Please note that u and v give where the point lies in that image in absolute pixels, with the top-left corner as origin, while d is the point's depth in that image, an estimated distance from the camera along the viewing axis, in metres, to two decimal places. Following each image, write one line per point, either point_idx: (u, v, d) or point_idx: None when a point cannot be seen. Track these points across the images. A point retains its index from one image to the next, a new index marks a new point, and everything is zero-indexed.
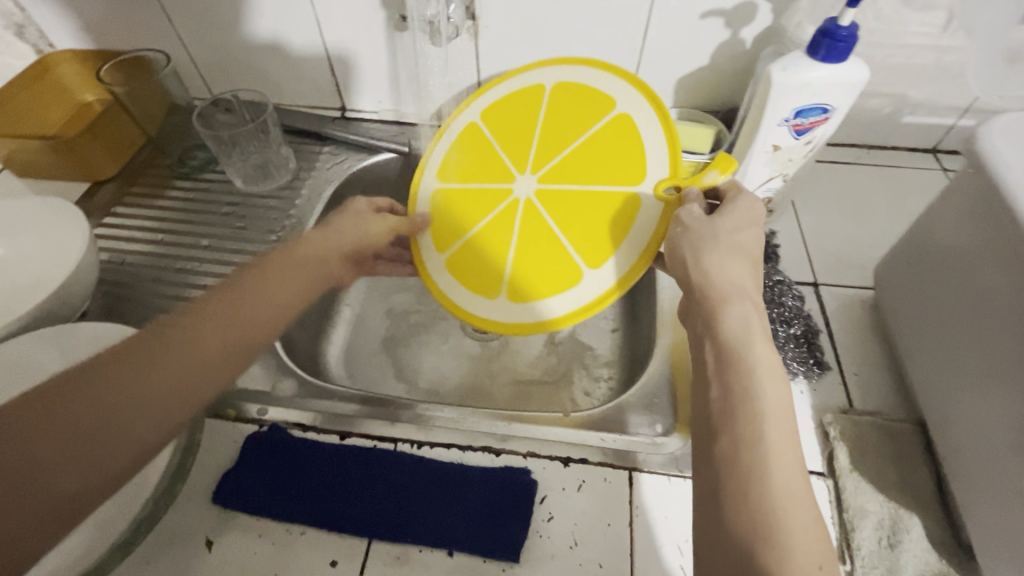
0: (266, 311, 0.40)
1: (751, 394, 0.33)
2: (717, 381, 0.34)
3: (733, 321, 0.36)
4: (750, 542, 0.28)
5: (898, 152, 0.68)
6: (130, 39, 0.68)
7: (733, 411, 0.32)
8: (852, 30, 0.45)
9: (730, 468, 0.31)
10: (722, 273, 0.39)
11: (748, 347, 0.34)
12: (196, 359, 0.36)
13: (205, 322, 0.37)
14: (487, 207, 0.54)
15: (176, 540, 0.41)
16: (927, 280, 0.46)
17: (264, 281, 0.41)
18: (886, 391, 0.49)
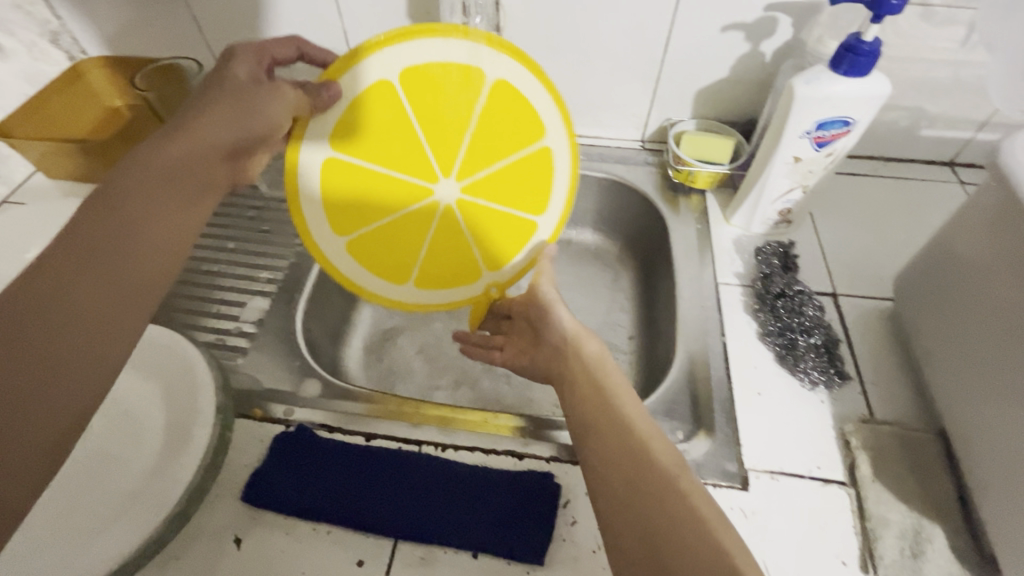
0: (157, 243, 0.35)
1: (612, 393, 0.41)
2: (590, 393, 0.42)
3: (577, 353, 0.46)
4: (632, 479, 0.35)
5: (915, 164, 0.68)
6: (161, 47, 0.70)
7: (602, 407, 0.40)
8: (875, 46, 0.46)
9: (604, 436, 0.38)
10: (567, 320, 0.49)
11: (602, 367, 0.44)
12: (81, 321, 0.31)
13: (78, 275, 0.31)
14: (393, 165, 0.50)
15: (206, 536, 0.41)
16: (948, 292, 0.46)
17: (134, 208, 0.34)
18: (906, 401, 0.49)
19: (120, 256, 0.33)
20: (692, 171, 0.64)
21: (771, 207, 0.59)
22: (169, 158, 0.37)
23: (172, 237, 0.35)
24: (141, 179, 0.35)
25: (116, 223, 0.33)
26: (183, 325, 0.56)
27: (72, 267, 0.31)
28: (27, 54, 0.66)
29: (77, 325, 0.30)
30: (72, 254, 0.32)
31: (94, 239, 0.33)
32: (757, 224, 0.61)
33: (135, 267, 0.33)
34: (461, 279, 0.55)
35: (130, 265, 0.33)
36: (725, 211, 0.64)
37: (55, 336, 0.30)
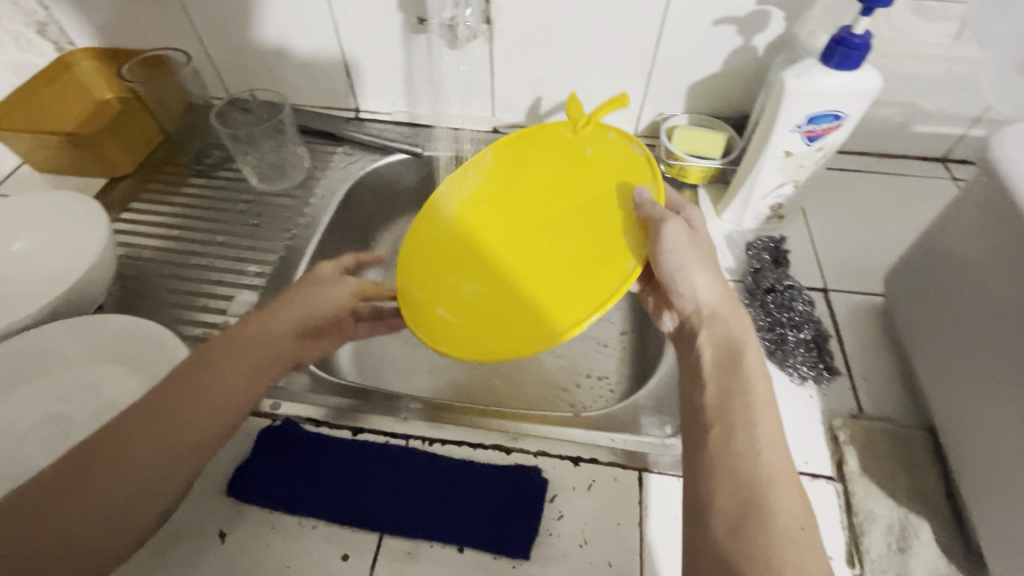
0: (212, 402, 0.38)
1: (741, 390, 0.37)
2: (714, 380, 0.38)
3: (715, 335, 0.41)
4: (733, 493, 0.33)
5: (908, 160, 0.68)
6: (150, 38, 0.69)
7: (726, 407, 0.36)
8: (867, 38, 0.45)
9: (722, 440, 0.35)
10: (708, 292, 0.43)
11: (739, 352, 0.39)
12: (141, 473, 0.34)
13: (152, 431, 0.36)
14: (480, 234, 0.54)
15: (191, 530, 0.41)
16: (937, 287, 0.46)
17: (212, 373, 0.39)
18: (895, 397, 0.49)
19: (188, 412, 0.37)
20: (684, 166, 0.63)
21: (763, 202, 0.59)
22: (245, 332, 0.42)
23: (219, 403, 0.38)
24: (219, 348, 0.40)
25: (195, 388, 0.38)
26: (171, 319, 0.56)
27: (154, 431, 0.36)
28: (14, 44, 0.66)
29: (135, 474, 0.34)
30: (147, 405, 0.36)
31: (180, 402, 0.37)
32: (749, 219, 0.61)
33: (202, 431, 0.37)
34: (517, 139, 0.58)
35: (191, 432, 0.36)
36: (718, 206, 0.64)
37: (126, 479, 0.34)
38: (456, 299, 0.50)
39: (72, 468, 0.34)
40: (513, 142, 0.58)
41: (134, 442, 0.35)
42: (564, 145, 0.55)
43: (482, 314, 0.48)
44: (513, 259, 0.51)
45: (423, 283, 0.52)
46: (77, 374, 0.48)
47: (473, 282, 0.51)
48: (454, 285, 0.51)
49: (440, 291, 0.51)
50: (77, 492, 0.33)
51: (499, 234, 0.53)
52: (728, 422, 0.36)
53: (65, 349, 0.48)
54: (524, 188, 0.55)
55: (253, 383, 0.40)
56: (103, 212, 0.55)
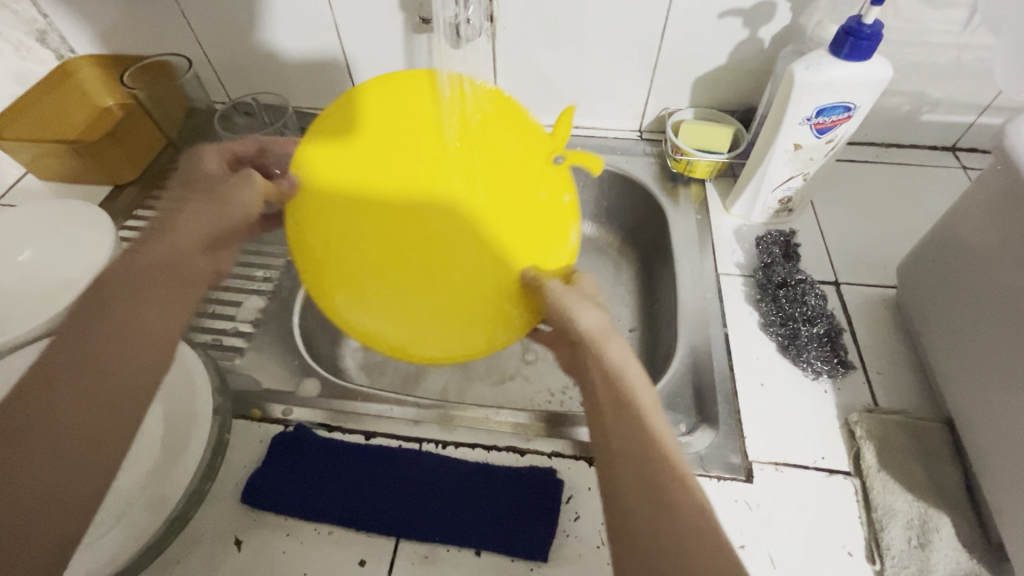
0: (138, 335, 0.38)
1: (633, 393, 0.37)
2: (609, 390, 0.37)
3: (599, 363, 0.39)
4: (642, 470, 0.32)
5: (917, 150, 0.67)
6: (151, 44, 0.69)
7: (622, 404, 0.36)
8: (877, 28, 0.45)
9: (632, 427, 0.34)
10: (590, 325, 0.41)
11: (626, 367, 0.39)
12: (84, 421, 0.34)
13: (71, 384, 0.35)
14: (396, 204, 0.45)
15: (208, 538, 0.41)
16: (952, 278, 0.46)
17: (124, 310, 0.39)
18: (911, 390, 0.49)
19: (103, 358, 0.37)
20: (690, 160, 0.63)
21: (772, 195, 0.58)
22: (152, 261, 0.41)
23: (157, 325, 0.39)
24: (133, 276, 0.40)
25: (104, 332, 0.37)
26: None
27: (73, 380, 0.35)
28: (15, 53, 0.66)
29: (91, 409, 0.35)
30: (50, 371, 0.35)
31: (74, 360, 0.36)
32: (758, 213, 0.60)
33: (137, 355, 0.37)
34: (511, 112, 0.48)
35: (131, 353, 0.37)
36: (726, 201, 0.63)
37: (71, 431, 0.34)
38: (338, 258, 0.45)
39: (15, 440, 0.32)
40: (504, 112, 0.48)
41: (66, 392, 0.35)
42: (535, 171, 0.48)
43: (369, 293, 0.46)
44: (413, 251, 0.45)
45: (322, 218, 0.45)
46: None
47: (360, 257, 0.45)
48: (347, 249, 0.45)
49: (337, 253, 0.45)
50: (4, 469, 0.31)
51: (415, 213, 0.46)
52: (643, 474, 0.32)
53: None
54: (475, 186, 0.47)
55: (187, 293, 0.41)
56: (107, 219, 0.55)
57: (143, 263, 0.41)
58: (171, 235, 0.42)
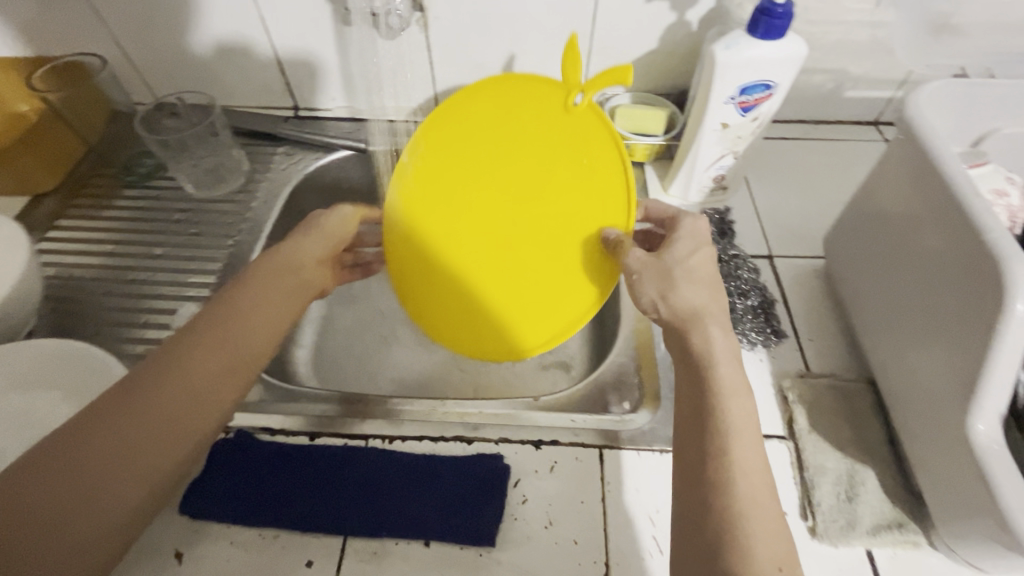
0: (252, 336, 0.39)
1: (715, 401, 0.36)
2: (690, 385, 0.38)
3: (685, 348, 0.39)
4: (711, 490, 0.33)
5: (843, 126, 0.70)
6: (62, 44, 0.65)
7: (702, 409, 0.36)
8: (788, 8, 0.46)
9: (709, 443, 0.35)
10: (694, 296, 0.40)
11: (713, 367, 0.38)
12: (175, 402, 0.35)
13: (199, 359, 0.37)
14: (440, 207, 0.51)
15: (145, 552, 0.40)
16: (870, 245, 0.48)
17: (239, 313, 0.40)
18: (840, 353, 0.51)
19: (227, 356, 0.38)
20: (628, 144, 0.64)
21: (706, 174, 0.59)
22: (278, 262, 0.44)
23: (266, 330, 0.40)
24: (265, 281, 0.42)
25: (230, 331, 0.38)
26: (109, 339, 0.53)
27: (175, 369, 0.36)
28: None
29: (184, 406, 0.35)
30: (182, 342, 0.37)
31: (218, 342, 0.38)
32: (695, 193, 0.62)
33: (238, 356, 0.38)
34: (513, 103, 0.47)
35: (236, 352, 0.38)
36: (664, 181, 0.64)
37: (162, 419, 0.34)
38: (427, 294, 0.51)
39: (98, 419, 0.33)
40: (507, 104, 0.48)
41: (175, 380, 0.36)
42: (563, 138, 0.46)
43: (454, 330, 0.51)
44: (484, 273, 0.50)
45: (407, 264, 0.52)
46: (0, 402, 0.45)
47: (431, 285, 0.52)
48: (422, 292, 0.52)
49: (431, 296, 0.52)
50: (94, 438, 0.32)
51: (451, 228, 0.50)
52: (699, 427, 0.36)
53: None
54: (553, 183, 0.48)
55: (298, 313, 0.43)
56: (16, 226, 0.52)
57: (273, 259, 0.44)
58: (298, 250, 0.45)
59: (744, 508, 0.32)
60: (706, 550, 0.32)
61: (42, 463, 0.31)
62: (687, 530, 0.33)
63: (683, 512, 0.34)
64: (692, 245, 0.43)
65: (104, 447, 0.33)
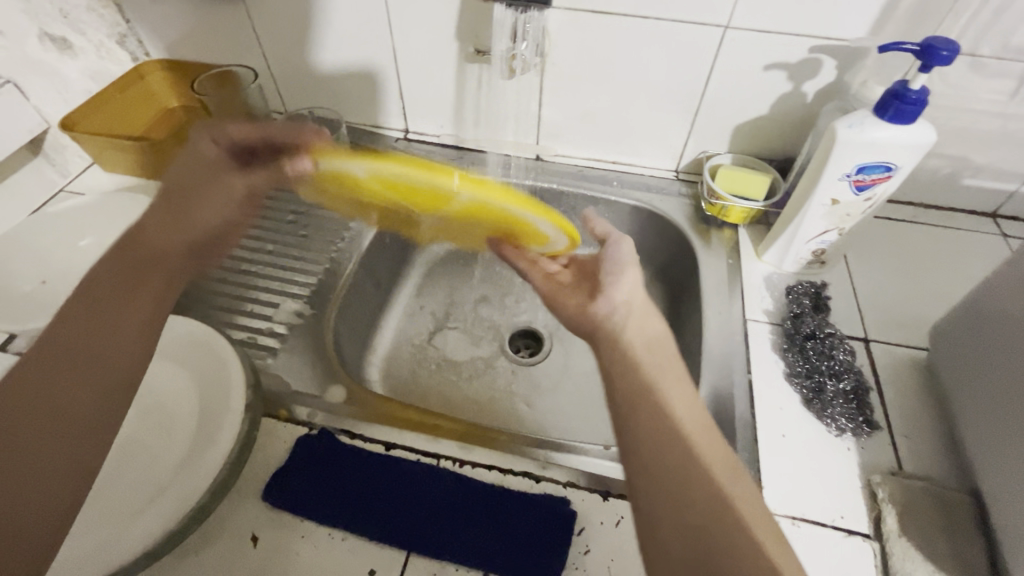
0: (125, 335, 0.41)
1: (665, 367, 0.40)
2: (639, 351, 0.41)
3: (640, 333, 0.42)
4: (674, 441, 0.35)
5: (956, 213, 0.67)
6: (218, 54, 0.74)
7: (654, 373, 0.39)
8: (923, 94, 0.46)
9: (661, 396, 0.37)
10: (631, 294, 0.45)
11: (655, 337, 0.42)
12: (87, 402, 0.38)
13: (31, 366, 0.38)
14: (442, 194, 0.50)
15: (226, 530, 0.42)
16: (985, 346, 0.45)
17: (105, 319, 0.41)
18: (938, 457, 0.48)
19: (70, 362, 0.39)
20: (725, 206, 0.64)
21: (806, 246, 0.58)
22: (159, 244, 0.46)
23: (147, 314, 0.43)
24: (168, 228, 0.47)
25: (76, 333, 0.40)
26: (217, 321, 0.58)
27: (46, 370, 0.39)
28: (95, 52, 0.71)
29: (53, 404, 0.37)
30: (46, 357, 0.39)
31: (71, 349, 0.39)
32: (790, 262, 0.60)
33: (110, 353, 0.40)
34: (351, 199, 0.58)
35: (103, 350, 0.40)
36: (758, 247, 0.63)
37: (62, 408, 0.37)
38: (505, 195, 0.46)
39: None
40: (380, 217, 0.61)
41: (44, 386, 0.38)
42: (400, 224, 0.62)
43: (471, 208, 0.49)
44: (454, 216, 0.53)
45: (472, 192, 0.46)
46: None
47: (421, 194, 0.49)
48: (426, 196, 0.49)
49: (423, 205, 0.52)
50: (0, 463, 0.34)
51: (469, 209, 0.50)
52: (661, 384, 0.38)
53: None
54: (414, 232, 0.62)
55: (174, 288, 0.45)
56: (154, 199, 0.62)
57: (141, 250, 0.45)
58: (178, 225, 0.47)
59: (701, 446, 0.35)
60: (683, 485, 0.33)
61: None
62: (650, 457, 0.34)
63: (646, 444, 0.34)
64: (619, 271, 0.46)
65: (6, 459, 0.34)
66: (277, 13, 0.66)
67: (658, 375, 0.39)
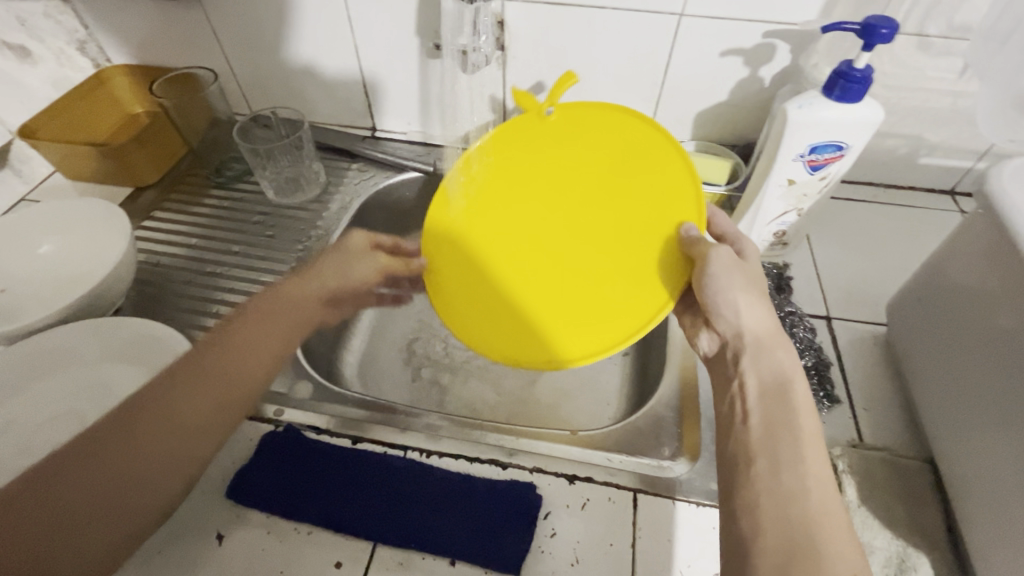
0: (246, 363, 0.46)
1: (789, 425, 0.39)
2: (759, 412, 0.40)
3: (760, 369, 0.42)
4: (789, 520, 0.35)
5: (915, 191, 0.68)
6: (180, 57, 0.73)
7: (775, 438, 0.39)
8: (867, 72, 0.47)
9: (778, 470, 0.37)
10: (755, 325, 0.43)
11: (788, 386, 0.41)
12: (201, 420, 0.42)
13: (188, 377, 0.43)
14: (476, 292, 0.51)
15: (190, 530, 0.42)
16: (937, 316, 0.46)
17: (231, 341, 0.46)
18: (897, 427, 0.49)
19: (206, 380, 0.44)
20: None
21: (767, 228, 0.59)
22: (282, 299, 0.50)
23: (265, 357, 0.47)
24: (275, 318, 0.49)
25: (215, 357, 0.45)
26: (183, 324, 0.58)
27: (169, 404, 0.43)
28: (54, 60, 0.71)
29: (187, 418, 0.42)
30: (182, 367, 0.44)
31: (209, 362, 0.44)
32: (753, 246, 0.61)
33: (233, 379, 0.45)
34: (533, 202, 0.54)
35: (228, 372, 0.45)
36: None
37: (177, 412, 0.42)
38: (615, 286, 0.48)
39: (61, 463, 0.38)
40: (511, 134, 0.55)
41: (186, 396, 0.43)
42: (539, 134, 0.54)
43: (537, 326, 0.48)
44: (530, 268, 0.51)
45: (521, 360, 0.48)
46: (89, 372, 0.50)
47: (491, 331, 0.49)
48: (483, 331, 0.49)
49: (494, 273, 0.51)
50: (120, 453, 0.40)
51: (495, 330, 0.49)
52: (775, 451, 0.38)
53: (82, 349, 0.50)
54: (539, 114, 0.54)
55: (291, 343, 0.49)
56: (111, 206, 0.60)
57: (279, 297, 0.50)
58: (303, 286, 0.51)
59: (823, 523, 0.35)
60: (785, 555, 0.33)
61: (104, 439, 0.40)
62: (766, 526, 0.35)
63: (763, 523, 0.35)
64: (746, 293, 0.44)
65: (129, 449, 0.40)
66: (236, 15, 0.66)
67: (772, 439, 0.39)
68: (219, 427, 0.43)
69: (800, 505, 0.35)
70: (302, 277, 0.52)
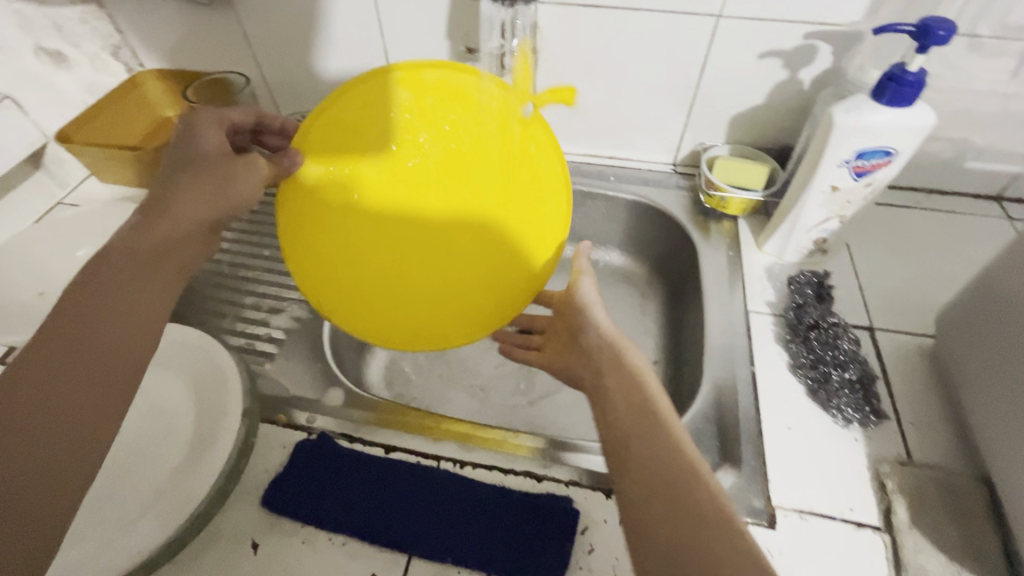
0: (130, 318, 0.34)
1: (652, 407, 0.37)
2: (621, 403, 0.38)
3: (621, 362, 0.40)
4: (664, 488, 0.32)
5: (959, 197, 0.66)
6: (211, 61, 0.73)
7: (640, 420, 0.36)
8: (921, 77, 0.45)
9: (646, 445, 0.34)
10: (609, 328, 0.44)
11: (641, 378, 0.39)
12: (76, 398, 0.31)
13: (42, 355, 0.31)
14: (326, 222, 0.45)
15: (226, 537, 0.42)
16: (992, 330, 0.44)
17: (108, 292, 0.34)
18: (947, 443, 0.47)
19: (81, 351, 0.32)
20: (724, 197, 0.63)
21: (807, 236, 0.57)
22: (156, 234, 0.37)
23: (147, 308, 0.35)
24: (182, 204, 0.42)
25: (81, 318, 0.33)
26: (214, 328, 0.58)
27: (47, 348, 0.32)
28: (89, 64, 0.72)
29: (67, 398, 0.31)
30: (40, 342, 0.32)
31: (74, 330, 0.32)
32: (791, 253, 0.60)
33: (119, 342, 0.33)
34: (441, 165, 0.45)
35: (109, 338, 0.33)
36: (758, 238, 0.63)
37: (53, 398, 0.30)
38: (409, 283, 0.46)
39: None
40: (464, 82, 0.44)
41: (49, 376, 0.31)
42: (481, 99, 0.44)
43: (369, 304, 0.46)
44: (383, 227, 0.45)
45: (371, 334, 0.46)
46: None
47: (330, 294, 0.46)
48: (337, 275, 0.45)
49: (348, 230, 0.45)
50: None
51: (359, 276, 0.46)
52: (641, 432, 0.35)
53: None
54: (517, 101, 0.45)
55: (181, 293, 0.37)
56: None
57: (152, 237, 0.36)
58: (170, 216, 0.37)
59: (697, 482, 0.32)
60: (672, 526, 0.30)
61: None
62: (647, 510, 0.31)
63: (643, 506, 0.31)
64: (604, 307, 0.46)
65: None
66: (267, 19, 0.66)
67: (639, 422, 0.36)
68: (109, 399, 0.32)
69: (675, 470, 0.33)
70: (171, 202, 0.38)
